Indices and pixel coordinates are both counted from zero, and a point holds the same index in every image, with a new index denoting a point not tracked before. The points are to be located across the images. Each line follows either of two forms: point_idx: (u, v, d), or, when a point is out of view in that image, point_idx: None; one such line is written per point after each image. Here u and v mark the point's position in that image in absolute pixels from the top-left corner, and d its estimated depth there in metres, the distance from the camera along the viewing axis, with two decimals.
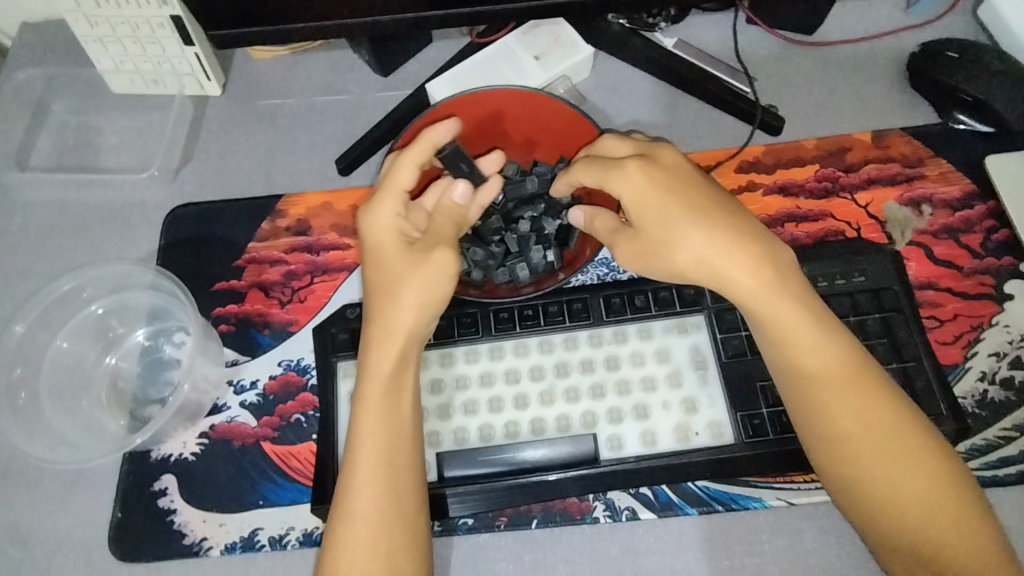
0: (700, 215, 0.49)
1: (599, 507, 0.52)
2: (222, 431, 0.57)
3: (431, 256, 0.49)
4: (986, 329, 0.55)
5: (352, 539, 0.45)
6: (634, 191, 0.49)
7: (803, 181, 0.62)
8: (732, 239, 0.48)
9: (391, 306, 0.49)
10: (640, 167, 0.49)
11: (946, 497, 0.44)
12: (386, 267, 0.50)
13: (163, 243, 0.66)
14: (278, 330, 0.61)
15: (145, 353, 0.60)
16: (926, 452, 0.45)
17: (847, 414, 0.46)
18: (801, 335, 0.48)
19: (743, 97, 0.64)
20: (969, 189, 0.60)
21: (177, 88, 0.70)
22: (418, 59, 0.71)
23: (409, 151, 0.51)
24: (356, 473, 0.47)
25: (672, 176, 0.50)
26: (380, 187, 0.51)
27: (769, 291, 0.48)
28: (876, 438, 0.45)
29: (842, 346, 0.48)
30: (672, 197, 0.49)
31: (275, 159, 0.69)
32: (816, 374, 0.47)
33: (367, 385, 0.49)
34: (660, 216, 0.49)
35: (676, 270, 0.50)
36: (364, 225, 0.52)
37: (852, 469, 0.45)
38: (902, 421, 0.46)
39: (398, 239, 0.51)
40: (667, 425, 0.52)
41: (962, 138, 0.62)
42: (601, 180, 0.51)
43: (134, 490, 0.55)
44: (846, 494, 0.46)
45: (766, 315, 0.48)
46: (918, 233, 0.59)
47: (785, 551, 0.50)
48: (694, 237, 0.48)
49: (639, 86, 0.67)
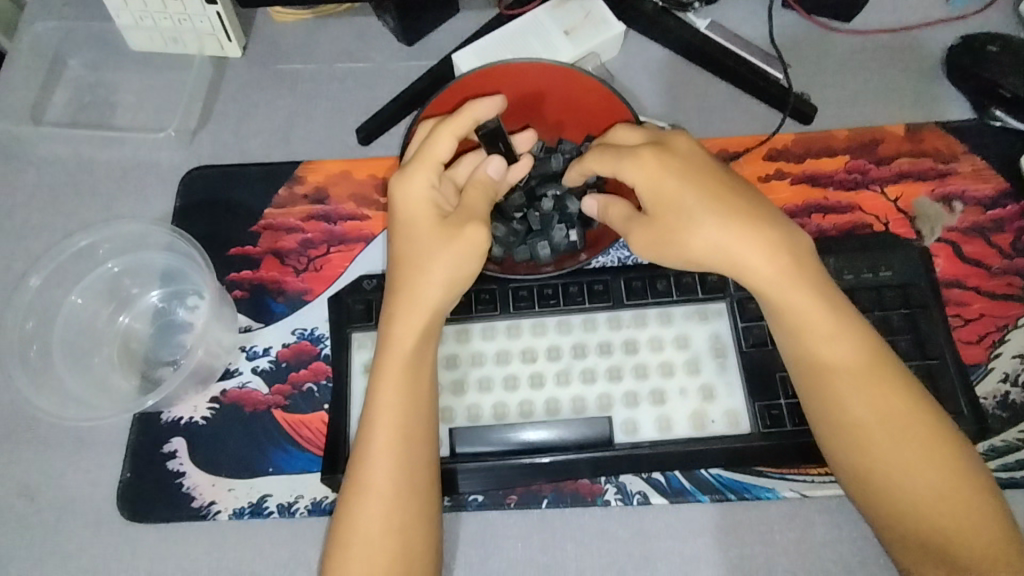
0: (717, 204, 0.47)
1: (610, 490, 0.52)
2: (233, 397, 0.57)
3: (464, 231, 0.49)
4: (1012, 330, 0.54)
5: (366, 513, 0.46)
6: (646, 178, 0.48)
7: (832, 172, 0.61)
8: (749, 228, 0.47)
9: (418, 279, 0.49)
10: (653, 155, 0.48)
11: (958, 489, 0.44)
12: (416, 238, 0.50)
13: (178, 205, 0.65)
14: (292, 298, 0.60)
15: (158, 315, 0.60)
16: (943, 450, 0.44)
17: (862, 405, 0.45)
18: (818, 325, 0.47)
19: (776, 83, 0.63)
20: (1001, 187, 0.59)
21: (196, 48, 0.69)
22: (443, 30, 0.70)
23: (449, 122, 0.50)
24: (372, 447, 0.47)
25: (687, 164, 0.48)
26: (415, 155, 0.50)
27: (786, 279, 0.47)
28: (890, 430, 0.45)
29: (859, 336, 0.47)
30: (686, 186, 0.48)
31: (294, 125, 0.67)
32: (834, 367, 0.47)
33: (388, 358, 0.48)
34: (675, 204, 0.48)
35: (690, 258, 0.48)
36: (395, 193, 0.51)
37: (864, 461, 0.45)
38: (916, 412, 0.45)
39: (430, 211, 0.50)
40: (683, 412, 0.51)
41: (997, 135, 0.61)
42: (613, 168, 0.49)
43: (143, 451, 0.55)
44: (859, 487, 0.46)
45: (783, 304, 0.47)
46: (947, 230, 0.58)
47: (796, 543, 0.50)
48: (710, 226, 0.47)
49: (668, 67, 0.66)
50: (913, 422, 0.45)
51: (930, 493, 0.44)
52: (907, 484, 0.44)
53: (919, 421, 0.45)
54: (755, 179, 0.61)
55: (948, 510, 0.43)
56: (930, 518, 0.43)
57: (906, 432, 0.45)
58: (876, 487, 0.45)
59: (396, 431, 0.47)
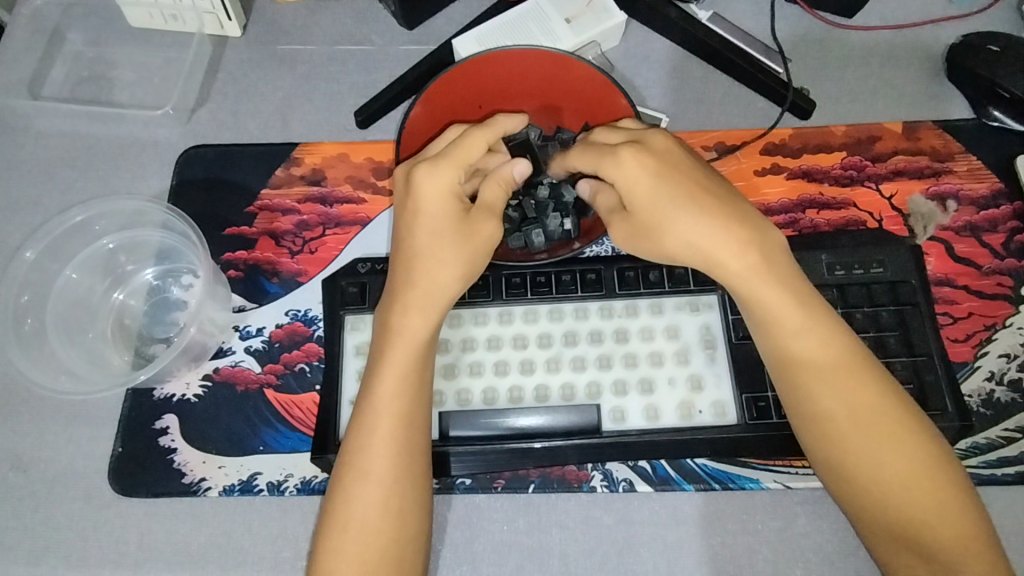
0: (693, 202, 0.47)
1: (596, 476, 0.52)
2: (226, 375, 0.57)
3: (492, 230, 0.50)
4: (999, 330, 0.55)
5: (361, 497, 0.47)
6: (629, 180, 0.47)
7: (828, 168, 0.61)
8: (723, 225, 0.48)
9: (440, 272, 0.49)
10: (634, 154, 0.47)
11: (929, 478, 0.45)
12: (442, 233, 0.49)
13: (175, 183, 0.65)
14: (287, 279, 0.60)
15: (152, 292, 0.60)
16: (915, 439, 0.46)
17: (834, 399, 0.46)
18: (793, 320, 0.48)
19: (776, 77, 0.63)
20: (996, 187, 0.59)
21: (196, 27, 0.69)
22: (445, 14, 0.69)
23: (485, 128, 0.50)
24: (369, 433, 0.48)
25: (664, 162, 0.48)
26: (446, 152, 0.49)
27: (759, 274, 0.48)
28: (862, 423, 0.46)
29: (832, 330, 0.48)
30: (661, 183, 0.47)
31: (293, 106, 0.67)
32: (808, 361, 0.47)
33: (393, 346, 0.49)
34: (653, 205, 0.48)
35: (669, 256, 0.49)
36: (419, 185, 0.49)
37: (836, 453, 0.46)
38: (887, 405, 0.46)
39: (454, 206, 0.49)
40: (671, 401, 0.52)
41: (994, 135, 0.61)
42: (594, 165, 0.49)
43: (135, 426, 0.56)
44: (836, 478, 0.47)
45: (758, 300, 0.48)
46: (940, 229, 0.58)
47: (778, 532, 0.51)
48: (687, 225, 0.47)
49: (669, 58, 0.66)
50: (884, 415, 0.46)
51: (902, 482, 0.45)
52: (879, 476, 0.45)
53: (890, 414, 0.46)
54: (751, 173, 0.61)
55: (918, 499, 0.45)
56: (901, 507, 0.45)
57: (879, 424, 0.46)
58: (848, 479, 0.46)
59: (397, 419, 0.48)
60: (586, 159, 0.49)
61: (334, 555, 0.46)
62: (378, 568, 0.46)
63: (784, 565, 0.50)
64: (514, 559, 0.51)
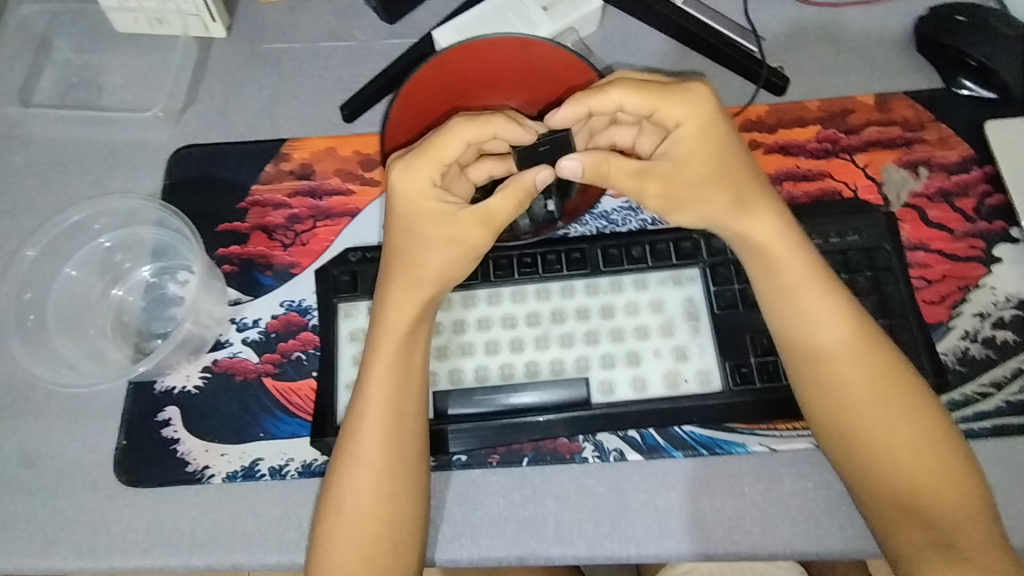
0: (741, 164, 0.50)
1: (588, 447, 0.54)
2: (224, 366, 0.58)
3: (474, 236, 0.50)
4: (972, 290, 0.56)
5: (357, 483, 0.49)
6: (695, 120, 0.48)
7: (804, 142, 0.62)
8: (761, 196, 0.51)
9: (418, 259, 0.50)
10: (708, 100, 0.48)
11: (931, 444, 0.48)
12: (418, 227, 0.50)
13: (168, 182, 0.66)
14: (280, 272, 0.62)
15: (150, 289, 0.61)
16: (918, 410, 0.48)
17: (849, 368, 0.49)
18: (807, 288, 0.50)
19: (750, 55, 0.64)
20: (967, 153, 0.61)
21: (182, 29, 0.71)
22: (426, 8, 0.71)
23: (467, 124, 0.48)
24: (366, 419, 0.50)
25: (726, 121, 0.49)
26: (420, 149, 0.48)
27: (782, 243, 0.50)
28: (868, 391, 0.49)
29: (845, 304, 0.50)
30: (722, 138, 0.49)
31: (279, 103, 0.69)
32: (822, 331, 0.50)
33: (381, 339, 0.51)
34: (704, 165, 0.49)
35: (713, 212, 0.50)
36: (393, 181, 0.49)
37: (845, 421, 0.49)
38: (898, 375, 0.49)
39: (430, 207, 0.49)
40: (657, 372, 0.53)
41: (965, 103, 0.62)
42: (656, 103, 0.48)
43: (138, 418, 0.57)
44: (840, 446, 0.49)
45: (778, 267, 0.51)
46: (913, 196, 0.60)
47: (765, 493, 0.52)
48: (727, 184, 0.49)
49: (646, 41, 0.68)
50: (893, 386, 0.49)
51: (902, 449, 0.48)
52: (881, 440, 0.48)
53: (900, 384, 0.49)
54: None
55: (924, 466, 0.47)
56: (901, 472, 0.48)
57: (888, 391, 0.49)
58: (852, 442, 0.49)
59: (387, 409, 0.50)
60: (647, 96, 0.48)
61: (337, 537, 0.49)
62: (380, 546, 0.49)
63: (771, 523, 0.51)
64: (510, 530, 0.52)
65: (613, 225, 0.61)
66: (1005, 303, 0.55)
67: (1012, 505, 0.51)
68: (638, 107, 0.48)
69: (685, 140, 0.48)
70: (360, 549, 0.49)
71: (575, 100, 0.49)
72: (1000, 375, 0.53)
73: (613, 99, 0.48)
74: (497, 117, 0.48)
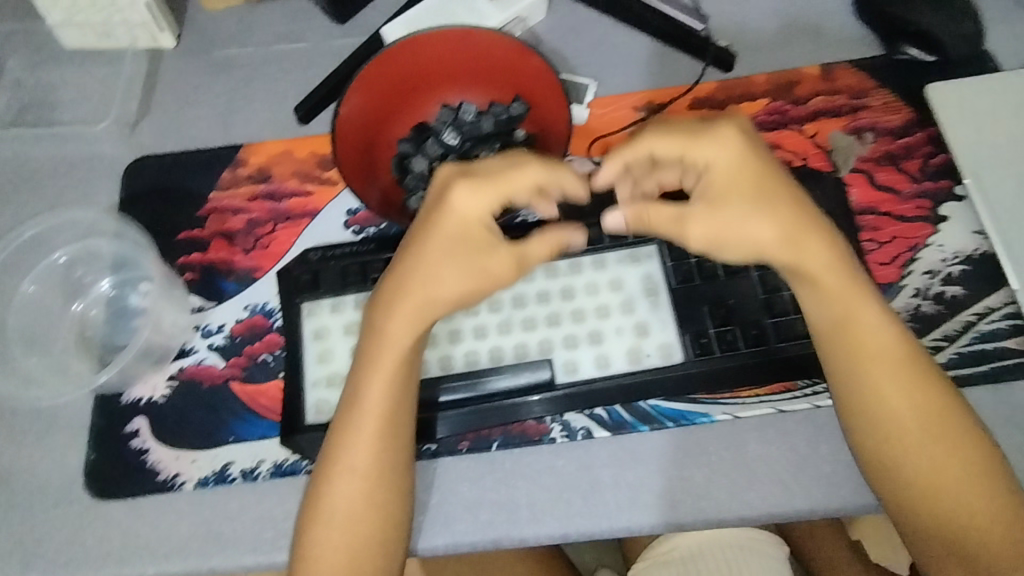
0: (791, 198, 0.47)
1: (556, 428, 0.54)
2: (191, 374, 0.58)
3: (504, 274, 0.48)
4: (921, 249, 0.57)
5: (340, 488, 0.49)
6: (730, 156, 0.46)
7: (753, 115, 0.63)
8: (810, 229, 0.47)
9: (433, 286, 0.48)
10: (740, 137, 0.47)
11: (984, 487, 0.46)
12: (457, 252, 0.47)
13: (125, 194, 0.66)
14: (243, 276, 0.62)
15: (111, 302, 0.61)
16: (972, 449, 0.47)
17: (899, 401, 0.47)
18: (859, 316, 0.48)
19: (695, 33, 0.65)
20: (910, 117, 0.62)
21: (130, 41, 0.70)
22: (375, 7, 0.71)
23: (543, 170, 0.47)
24: (355, 424, 0.49)
25: (764, 153, 0.47)
26: (494, 176, 0.46)
27: (837, 275, 0.48)
28: (919, 426, 0.47)
29: (900, 335, 0.48)
30: (767, 173, 0.47)
31: (233, 110, 0.69)
32: (876, 365, 0.48)
33: (382, 354, 0.49)
34: (749, 198, 0.46)
35: (754, 246, 0.47)
36: (452, 200, 0.47)
37: (892, 456, 0.47)
38: (951, 412, 0.47)
39: (479, 235, 0.47)
40: (619, 349, 0.54)
41: (906, 68, 0.64)
42: (684, 148, 0.47)
43: (106, 431, 0.57)
44: (891, 483, 0.47)
45: (835, 298, 0.48)
46: (860, 161, 0.61)
47: (731, 460, 0.53)
48: (769, 217, 0.46)
49: (594, 27, 0.68)
50: (945, 424, 0.47)
51: (956, 491, 0.46)
52: (935, 478, 0.46)
53: (953, 422, 0.47)
54: None
55: (979, 509, 0.46)
56: (954, 514, 0.46)
57: (942, 427, 0.47)
58: (903, 479, 0.47)
59: (380, 417, 0.49)
60: (677, 139, 0.47)
61: (322, 542, 0.49)
62: (365, 551, 0.48)
63: (738, 488, 0.52)
64: (484, 514, 0.53)
65: None
66: (953, 259, 0.57)
67: None
68: (667, 152, 0.47)
69: (721, 176, 0.47)
70: (345, 554, 0.48)
71: (613, 158, 0.50)
72: (950, 329, 0.55)
73: (644, 148, 0.48)
74: (568, 172, 0.48)
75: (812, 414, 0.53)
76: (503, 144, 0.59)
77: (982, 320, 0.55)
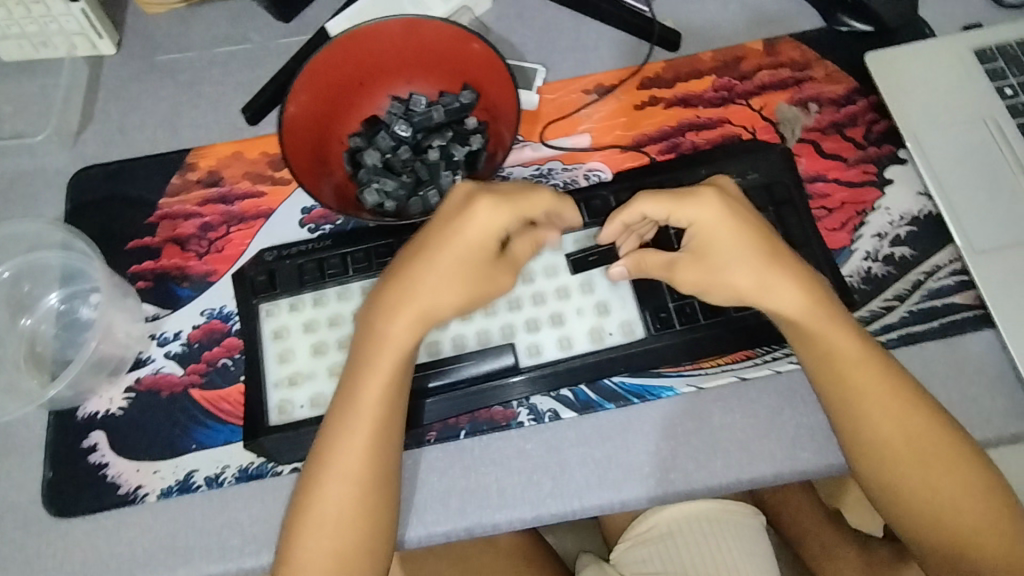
0: (765, 246, 0.49)
1: (522, 412, 0.54)
2: (149, 384, 0.57)
3: (505, 282, 0.51)
4: (870, 213, 0.59)
5: (329, 492, 0.48)
6: (711, 217, 0.48)
7: (701, 93, 0.64)
8: (788, 271, 0.49)
9: (438, 295, 0.49)
10: (717, 198, 0.48)
11: (982, 502, 0.48)
12: (471, 264, 0.48)
13: (71, 205, 0.64)
14: (197, 281, 0.60)
15: (61, 316, 0.60)
16: (967, 467, 0.48)
17: (895, 434, 0.48)
18: (851, 354, 0.49)
19: (640, 15, 0.65)
20: (852, 86, 0.63)
21: (68, 50, 0.68)
22: (320, 3, 0.70)
23: (557, 197, 0.50)
24: (349, 425, 0.49)
25: (742, 210, 0.49)
26: (517, 196, 0.47)
27: (818, 311, 0.49)
28: (918, 455, 0.48)
29: (890, 366, 0.49)
30: (744, 227, 0.49)
31: (179, 114, 0.67)
32: (865, 395, 0.49)
33: (381, 355, 0.49)
34: (729, 250, 0.49)
35: (736, 292, 0.50)
36: (476, 213, 0.47)
37: (894, 485, 0.49)
38: (946, 434, 0.48)
39: (491, 249, 0.48)
40: (582, 329, 0.54)
41: (846, 39, 0.65)
42: (670, 210, 0.49)
43: (63, 448, 0.56)
44: (895, 506, 0.49)
45: (816, 336, 0.49)
46: (807, 131, 0.62)
47: (696, 431, 0.53)
48: (749, 266, 0.49)
49: (540, 13, 0.68)
50: (942, 447, 0.48)
51: (954, 508, 0.48)
52: (934, 500, 0.48)
53: (950, 444, 0.48)
54: (631, 108, 0.64)
55: (980, 524, 0.47)
56: (956, 531, 0.48)
57: (933, 451, 0.48)
58: (906, 502, 0.48)
59: (376, 418, 0.49)
60: (662, 202, 0.49)
61: (309, 547, 0.48)
62: (354, 553, 0.48)
63: (704, 458, 0.53)
64: (455, 502, 0.53)
65: None
66: (900, 221, 0.58)
67: None
68: (656, 213, 0.49)
69: (703, 235, 0.49)
70: (334, 558, 0.48)
71: (610, 219, 0.52)
72: (901, 289, 0.56)
73: (636, 211, 0.50)
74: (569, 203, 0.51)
75: (773, 379, 0.54)
76: (455, 134, 0.61)
77: (930, 279, 0.56)
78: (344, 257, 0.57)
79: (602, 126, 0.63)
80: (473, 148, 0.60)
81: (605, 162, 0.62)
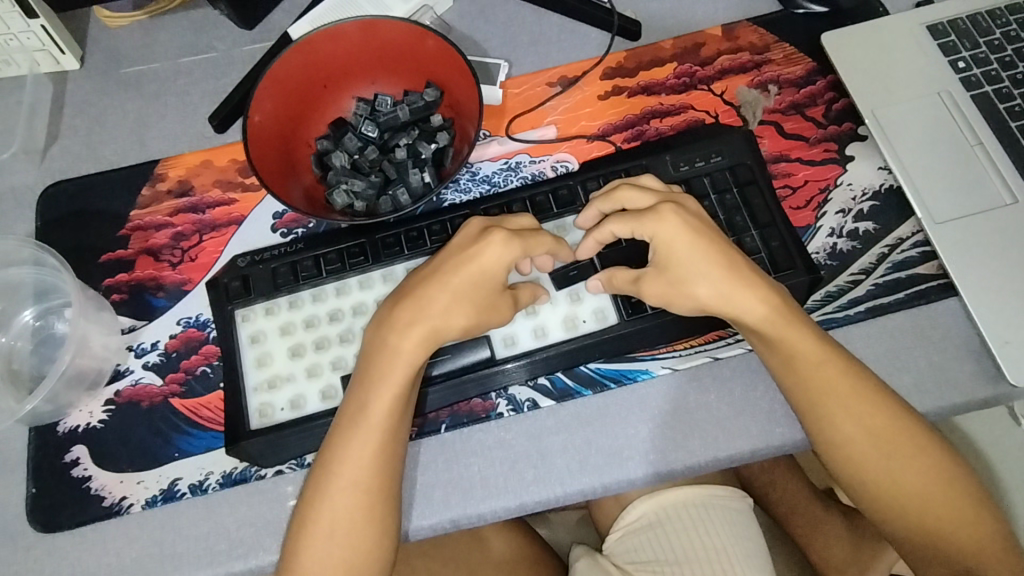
0: (721, 258, 0.51)
1: (501, 403, 0.55)
2: (129, 395, 0.57)
3: (507, 314, 0.52)
4: (833, 190, 0.60)
5: (337, 501, 0.49)
6: (670, 232, 0.51)
7: (663, 80, 0.65)
8: (747, 279, 0.50)
9: (447, 315, 0.50)
10: (674, 215, 0.51)
11: (948, 488, 0.49)
12: (478, 289, 0.50)
13: (41, 222, 0.64)
14: (173, 291, 0.60)
15: (37, 332, 0.60)
16: (930, 456, 0.49)
17: (857, 429, 0.49)
18: (815, 357, 0.50)
19: (600, 6, 0.66)
20: (810, 67, 0.64)
21: (29, 67, 0.68)
22: (282, 9, 0.70)
23: (558, 241, 0.53)
24: (357, 435, 0.49)
25: (701, 226, 0.51)
26: (529, 232, 0.51)
27: (778, 316, 0.50)
28: (887, 454, 0.49)
29: (853, 365, 0.50)
30: (702, 241, 0.51)
31: (147, 125, 0.67)
32: (832, 391, 0.50)
33: (388, 369, 0.50)
34: (690, 261, 0.51)
35: (698, 303, 0.51)
36: (489, 241, 0.50)
37: (868, 483, 0.50)
38: (914, 432, 0.49)
39: (501, 277, 0.51)
40: (555, 318, 0.54)
41: (803, 21, 0.66)
42: (633, 229, 0.52)
43: (45, 464, 0.56)
44: (869, 495, 0.50)
45: (779, 339, 0.50)
46: (768, 113, 0.63)
47: (672, 412, 0.54)
48: (716, 266, 0.50)
49: (502, 9, 0.69)
50: (907, 442, 0.49)
51: (923, 496, 0.49)
52: (904, 490, 0.49)
53: (918, 442, 0.49)
54: (595, 98, 0.65)
55: (949, 512, 0.49)
56: (927, 519, 0.49)
57: (899, 443, 0.49)
58: (877, 492, 0.50)
59: (383, 425, 0.49)
60: (623, 223, 0.52)
61: (315, 557, 0.48)
62: (362, 559, 0.49)
63: (683, 439, 0.54)
64: (440, 497, 0.53)
65: (496, 187, 0.63)
66: (862, 196, 0.59)
67: (891, 376, 0.55)
68: (621, 232, 0.53)
69: (665, 250, 0.51)
70: (341, 563, 0.49)
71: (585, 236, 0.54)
72: (867, 263, 0.57)
73: (607, 229, 0.53)
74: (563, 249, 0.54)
75: (745, 358, 0.55)
76: (421, 132, 0.61)
77: (895, 251, 0.58)
78: (317, 259, 0.57)
79: (568, 118, 0.64)
80: (439, 145, 0.61)
81: (572, 153, 0.63)
